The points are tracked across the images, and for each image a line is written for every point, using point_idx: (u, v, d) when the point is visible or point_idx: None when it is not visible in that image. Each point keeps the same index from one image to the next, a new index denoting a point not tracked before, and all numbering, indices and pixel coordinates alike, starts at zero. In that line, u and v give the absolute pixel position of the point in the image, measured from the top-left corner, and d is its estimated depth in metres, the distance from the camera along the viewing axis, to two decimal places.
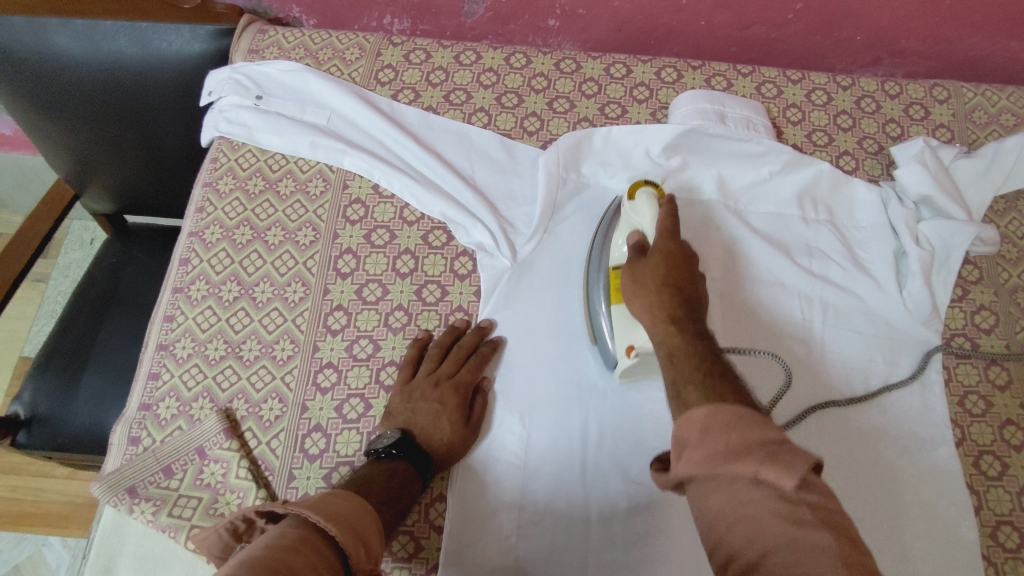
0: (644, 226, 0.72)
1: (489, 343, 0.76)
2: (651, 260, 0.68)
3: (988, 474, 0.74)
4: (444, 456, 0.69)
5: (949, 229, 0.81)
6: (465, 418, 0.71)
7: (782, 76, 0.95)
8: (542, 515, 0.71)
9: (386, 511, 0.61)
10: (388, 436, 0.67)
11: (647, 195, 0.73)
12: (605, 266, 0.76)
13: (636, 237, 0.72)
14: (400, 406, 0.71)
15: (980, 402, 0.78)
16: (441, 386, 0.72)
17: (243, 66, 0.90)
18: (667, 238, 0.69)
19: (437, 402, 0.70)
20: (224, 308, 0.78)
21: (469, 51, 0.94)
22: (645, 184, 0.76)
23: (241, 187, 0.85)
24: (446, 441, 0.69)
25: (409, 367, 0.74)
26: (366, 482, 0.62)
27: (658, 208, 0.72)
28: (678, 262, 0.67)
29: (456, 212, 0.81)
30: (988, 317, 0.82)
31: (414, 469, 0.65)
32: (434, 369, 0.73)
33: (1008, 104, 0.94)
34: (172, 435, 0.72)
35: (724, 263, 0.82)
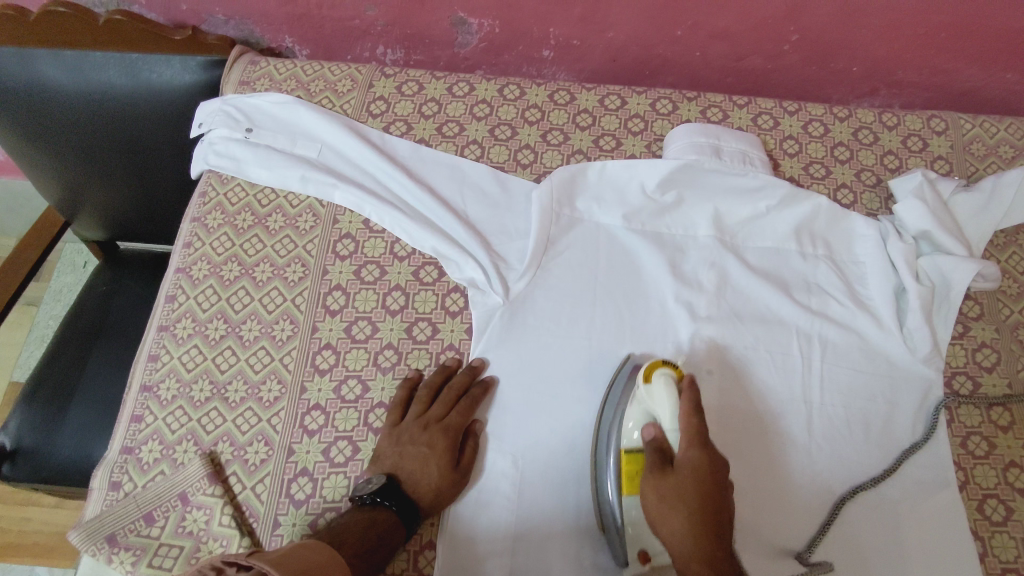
0: (665, 420, 0.66)
1: (480, 383, 0.74)
2: (677, 477, 0.62)
3: (993, 519, 0.72)
4: (432, 502, 0.67)
5: (949, 264, 0.80)
6: (455, 463, 0.69)
7: (778, 108, 0.94)
8: (533, 563, 0.69)
9: (364, 563, 0.60)
10: (373, 483, 0.66)
11: (664, 380, 0.67)
12: (615, 446, 0.69)
13: (653, 432, 0.66)
14: (388, 450, 0.69)
15: (983, 444, 0.76)
16: (430, 429, 0.70)
17: (233, 98, 0.89)
18: (692, 448, 0.63)
19: (425, 446, 0.69)
20: (210, 347, 0.76)
21: (462, 83, 0.94)
22: (661, 363, 0.69)
23: (229, 222, 0.84)
24: (434, 487, 0.67)
25: (398, 409, 0.72)
26: (342, 532, 0.61)
27: (681, 402, 0.65)
28: (706, 476, 0.61)
29: (448, 248, 0.80)
30: (990, 354, 0.80)
31: (397, 517, 0.64)
32: (423, 411, 0.72)
33: (1006, 136, 0.93)
34: (154, 480, 0.70)
35: (722, 404, 0.76)
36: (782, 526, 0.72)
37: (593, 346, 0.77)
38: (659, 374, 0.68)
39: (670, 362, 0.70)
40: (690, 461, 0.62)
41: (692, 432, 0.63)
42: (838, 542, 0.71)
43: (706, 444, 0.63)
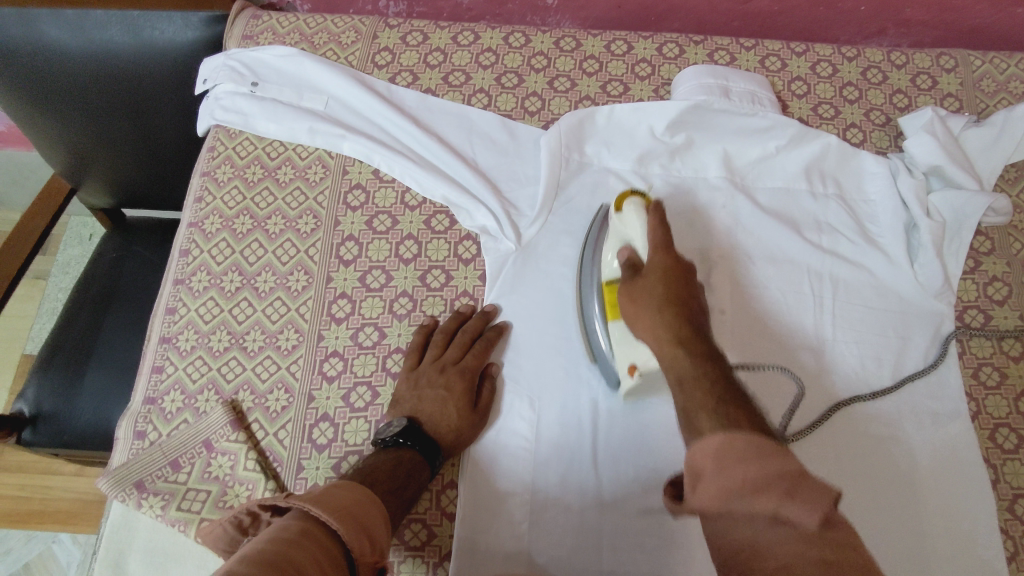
0: (637, 240, 0.68)
1: (494, 328, 0.74)
2: (646, 279, 0.64)
3: (1004, 447, 0.74)
4: (452, 442, 0.68)
5: (959, 199, 0.80)
6: (473, 404, 0.70)
7: (786, 49, 0.93)
8: (553, 503, 0.70)
9: (395, 499, 0.60)
10: (394, 425, 0.66)
11: (634, 207, 0.70)
12: (599, 278, 0.73)
13: (628, 254, 0.68)
14: (407, 394, 0.70)
15: (995, 374, 0.77)
16: (447, 372, 0.71)
17: (237, 52, 0.88)
18: (659, 252, 0.65)
19: (444, 388, 0.70)
20: (227, 299, 0.77)
21: (466, 32, 0.92)
22: (633, 194, 0.72)
23: (239, 176, 0.84)
24: (454, 428, 0.68)
25: (415, 353, 0.73)
26: (372, 471, 0.61)
27: (648, 219, 0.68)
28: (674, 278, 0.63)
29: (458, 195, 0.80)
30: (1001, 288, 0.81)
31: (421, 456, 0.65)
32: (440, 355, 0.73)
33: (1016, 71, 0.92)
34: (178, 429, 0.71)
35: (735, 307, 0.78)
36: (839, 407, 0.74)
37: None
38: (630, 203, 0.71)
39: (640, 193, 0.72)
40: (654, 262, 0.65)
41: (658, 241, 0.66)
42: (849, 467, 0.72)
43: (674, 253, 0.65)
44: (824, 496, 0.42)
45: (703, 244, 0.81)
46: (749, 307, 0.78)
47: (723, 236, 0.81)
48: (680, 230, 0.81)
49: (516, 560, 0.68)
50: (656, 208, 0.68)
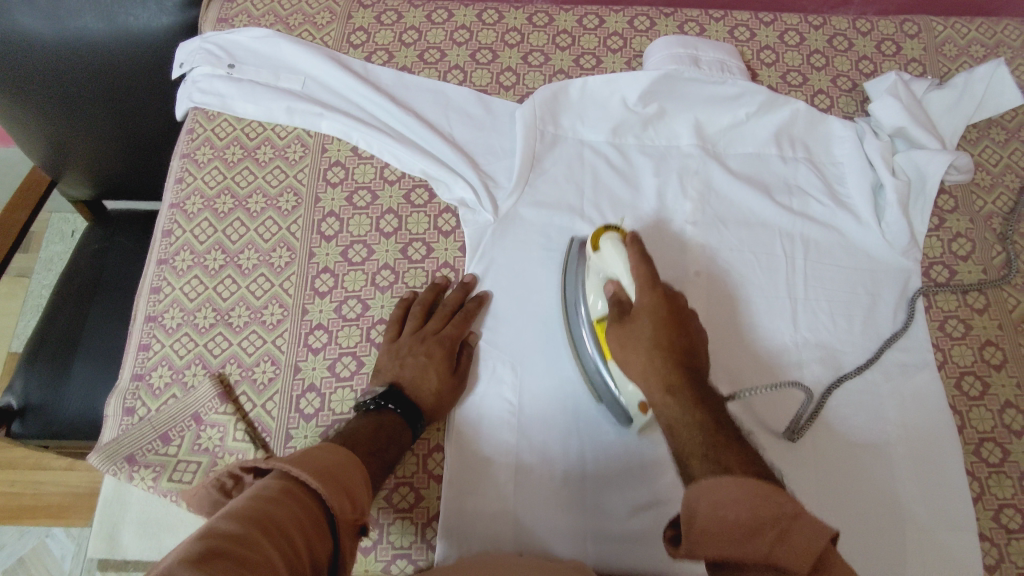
0: (622, 275, 0.66)
1: (474, 299, 0.76)
2: (635, 323, 0.62)
3: (970, 394, 0.76)
4: (434, 406, 0.70)
5: (923, 158, 0.82)
6: (452, 369, 0.72)
7: (754, 19, 0.95)
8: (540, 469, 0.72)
9: (379, 460, 0.60)
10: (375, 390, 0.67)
11: (610, 243, 0.68)
12: (587, 319, 0.71)
13: (615, 288, 0.67)
14: (388, 363, 0.71)
15: (960, 326, 0.79)
16: (427, 341, 0.72)
17: (213, 36, 0.89)
18: (647, 290, 0.63)
19: (423, 356, 0.71)
20: (211, 277, 0.78)
21: (440, 10, 0.94)
22: (605, 229, 0.71)
23: (219, 156, 0.84)
24: (435, 391, 0.70)
25: (395, 325, 0.74)
26: (353, 433, 0.61)
27: (628, 253, 0.66)
28: (660, 317, 0.62)
29: (436, 168, 0.81)
30: (965, 243, 0.83)
31: (403, 418, 0.66)
32: (419, 326, 0.74)
33: (977, 36, 0.95)
34: (167, 403, 0.72)
35: (710, 305, 0.79)
36: (823, 488, 0.72)
37: None
38: (607, 239, 0.69)
39: (614, 228, 0.72)
40: (644, 304, 0.63)
41: (642, 278, 0.64)
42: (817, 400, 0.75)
43: (660, 286, 0.63)
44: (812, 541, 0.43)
45: (693, 295, 0.79)
46: (721, 294, 0.79)
47: (696, 202, 0.83)
48: (660, 256, 0.81)
49: (501, 519, 0.69)
50: (633, 240, 0.67)
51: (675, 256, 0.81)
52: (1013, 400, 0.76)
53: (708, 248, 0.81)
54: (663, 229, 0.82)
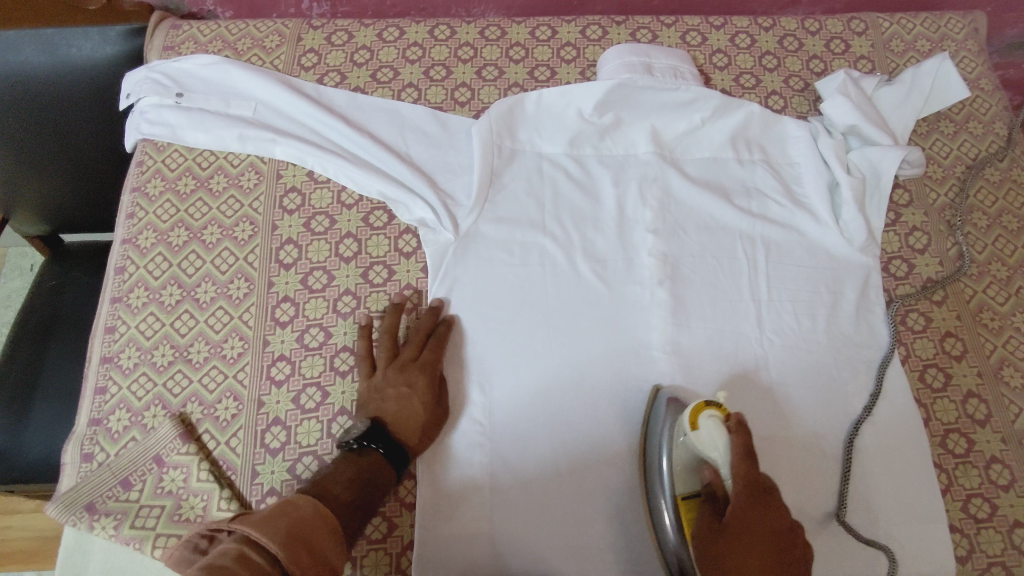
0: (722, 465, 0.62)
1: (444, 323, 0.75)
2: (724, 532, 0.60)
3: (934, 386, 0.77)
4: (420, 440, 0.69)
5: (877, 154, 0.84)
6: (436, 397, 0.71)
7: (705, 23, 0.96)
8: (535, 487, 0.71)
9: (358, 509, 0.60)
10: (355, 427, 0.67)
11: (713, 425, 0.63)
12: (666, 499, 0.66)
13: (712, 475, 0.62)
14: (369, 398, 0.70)
15: (920, 319, 0.81)
16: (407, 370, 0.71)
17: (160, 64, 0.87)
18: (749, 505, 0.60)
19: (405, 386, 0.70)
20: (167, 313, 0.76)
21: (391, 28, 0.93)
22: (706, 404, 0.65)
23: (171, 188, 0.82)
24: (420, 422, 0.69)
25: (368, 358, 0.72)
26: (331, 480, 0.61)
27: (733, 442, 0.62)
28: (756, 524, 0.59)
29: (394, 191, 0.80)
30: (921, 237, 0.85)
31: (385, 459, 0.65)
32: (395, 357, 0.73)
33: (922, 31, 0.97)
34: (127, 447, 0.70)
35: (795, 450, 0.74)
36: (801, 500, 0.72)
37: (547, 272, 0.80)
38: (708, 418, 0.64)
39: (714, 401, 0.66)
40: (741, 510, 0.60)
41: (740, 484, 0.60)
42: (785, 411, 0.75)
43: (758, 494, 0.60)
44: None
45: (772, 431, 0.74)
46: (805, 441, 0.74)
47: (657, 210, 0.83)
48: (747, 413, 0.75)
49: (477, 541, 0.69)
50: (741, 429, 0.62)
51: (766, 411, 0.75)
52: (975, 389, 0.77)
53: (671, 256, 0.81)
54: (625, 238, 0.82)
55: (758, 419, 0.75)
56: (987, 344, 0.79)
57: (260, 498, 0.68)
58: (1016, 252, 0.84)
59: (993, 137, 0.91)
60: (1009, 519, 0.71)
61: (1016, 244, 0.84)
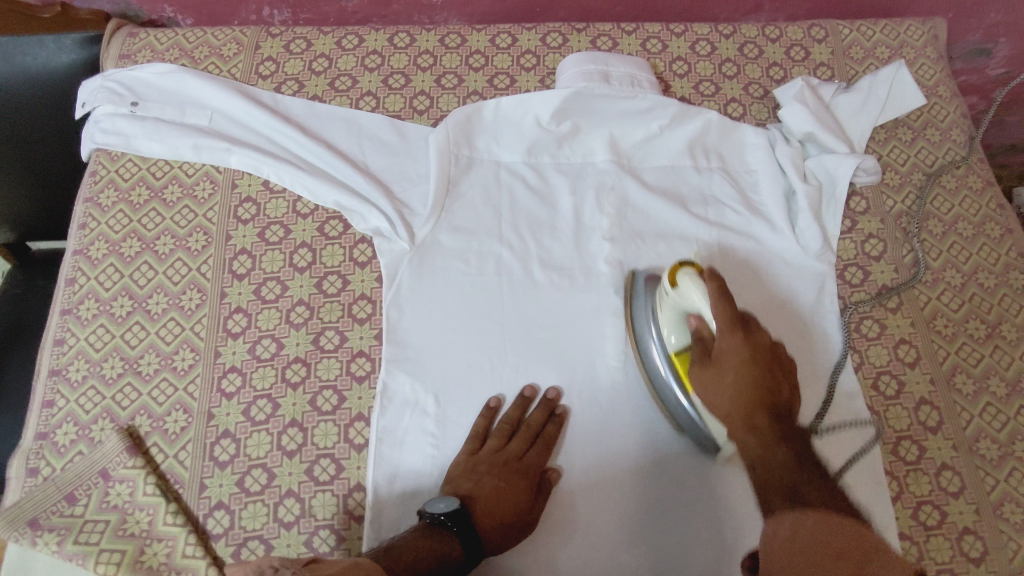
0: (704, 312, 0.66)
1: (553, 422, 0.73)
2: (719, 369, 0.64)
3: (886, 394, 0.78)
4: (501, 538, 0.66)
5: (833, 162, 0.84)
6: (529, 505, 0.68)
7: (665, 31, 0.96)
8: (558, 538, 0.70)
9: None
10: (446, 503, 0.64)
11: (690, 279, 0.67)
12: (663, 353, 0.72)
13: (697, 322, 0.67)
14: (462, 477, 0.68)
15: (875, 326, 0.81)
16: (509, 467, 0.69)
17: (115, 73, 0.86)
18: (732, 334, 0.63)
19: (503, 481, 0.68)
20: (117, 325, 0.75)
21: (350, 35, 0.92)
22: (681, 263, 0.69)
23: (124, 198, 0.81)
24: (502, 523, 0.66)
25: (475, 439, 0.71)
26: (400, 550, 0.58)
27: (708, 289, 0.65)
28: (745, 360, 0.63)
29: (350, 201, 0.80)
30: (876, 244, 0.85)
31: (458, 539, 0.61)
32: (501, 447, 0.71)
33: (882, 38, 0.97)
34: (73, 461, 0.69)
35: (776, 313, 0.80)
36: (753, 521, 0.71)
37: (503, 282, 0.80)
38: (685, 275, 0.67)
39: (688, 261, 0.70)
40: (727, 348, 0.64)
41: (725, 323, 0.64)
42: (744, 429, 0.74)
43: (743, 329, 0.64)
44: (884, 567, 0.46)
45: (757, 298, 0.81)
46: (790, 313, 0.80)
47: (614, 218, 0.83)
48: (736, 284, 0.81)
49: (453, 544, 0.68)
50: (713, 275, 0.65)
51: (751, 282, 0.81)
52: (927, 396, 0.78)
53: (628, 264, 0.81)
54: (582, 247, 0.82)
55: (742, 285, 0.81)
56: (940, 350, 0.80)
57: (207, 512, 0.67)
58: (969, 259, 0.85)
59: (949, 144, 0.91)
60: (958, 526, 0.72)
61: (970, 250, 0.85)
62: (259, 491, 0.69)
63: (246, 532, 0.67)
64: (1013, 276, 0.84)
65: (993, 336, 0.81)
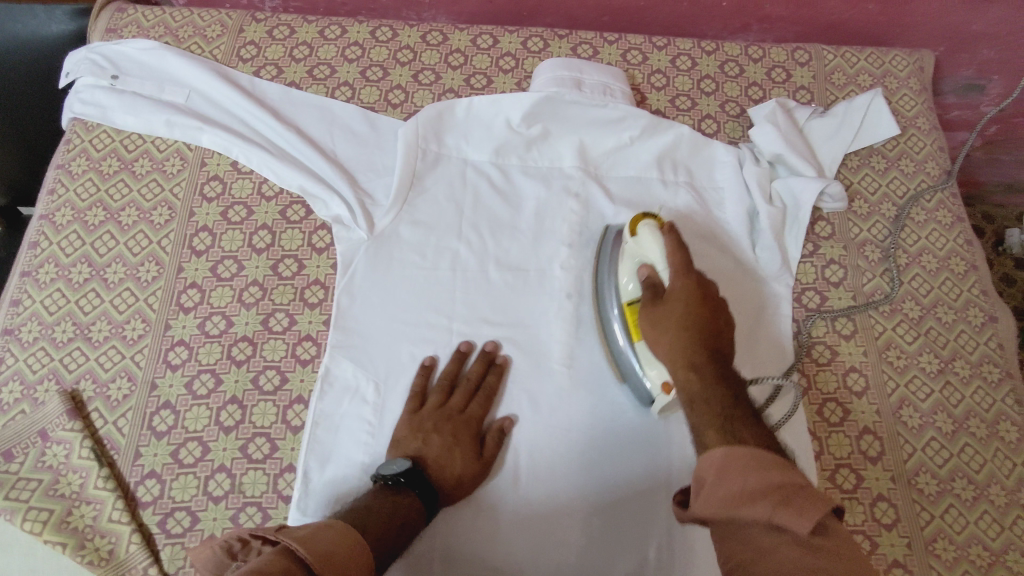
0: (659, 261, 0.69)
1: (494, 371, 0.75)
2: (667, 304, 0.65)
3: (830, 421, 0.78)
4: (452, 490, 0.68)
5: (799, 185, 0.84)
6: (477, 453, 0.70)
7: (647, 43, 0.96)
8: (501, 530, 0.70)
9: (385, 550, 0.57)
10: (399, 462, 0.65)
11: (649, 230, 0.72)
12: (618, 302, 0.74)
13: (648, 271, 0.69)
14: (407, 435, 0.69)
15: (826, 352, 0.81)
16: (454, 421, 0.71)
17: (100, 46, 0.88)
18: (683, 276, 0.66)
19: (450, 435, 0.70)
20: (73, 291, 0.77)
21: (334, 26, 0.94)
22: (644, 217, 0.74)
23: (94, 167, 0.83)
24: (456, 474, 0.68)
25: (416, 397, 0.72)
26: (366, 518, 0.58)
27: (665, 240, 0.69)
28: (693, 298, 0.64)
29: (314, 186, 0.81)
30: (837, 270, 0.85)
31: (419, 502, 0.63)
32: (444, 402, 0.72)
33: (865, 66, 0.97)
34: (14, 419, 0.71)
35: (731, 278, 0.82)
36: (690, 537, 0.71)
37: (458, 278, 0.80)
38: (645, 228, 0.73)
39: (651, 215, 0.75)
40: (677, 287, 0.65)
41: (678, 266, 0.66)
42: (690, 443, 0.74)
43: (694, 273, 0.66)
44: (816, 506, 0.46)
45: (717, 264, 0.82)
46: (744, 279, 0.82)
47: (575, 224, 0.83)
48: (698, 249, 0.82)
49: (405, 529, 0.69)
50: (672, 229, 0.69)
51: (708, 249, 0.83)
52: (871, 426, 0.77)
53: (583, 271, 0.82)
54: (541, 251, 0.82)
55: (703, 253, 0.82)
56: (890, 382, 0.80)
57: (138, 479, 0.69)
58: (930, 292, 0.84)
59: (923, 176, 0.91)
60: (887, 558, 0.72)
61: (931, 284, 0.85)
62: (191, 463, 0.70)
63: (174, 502, 0.68)
64: (972, 313, 0.84)
65: (945, 372, 0.80)
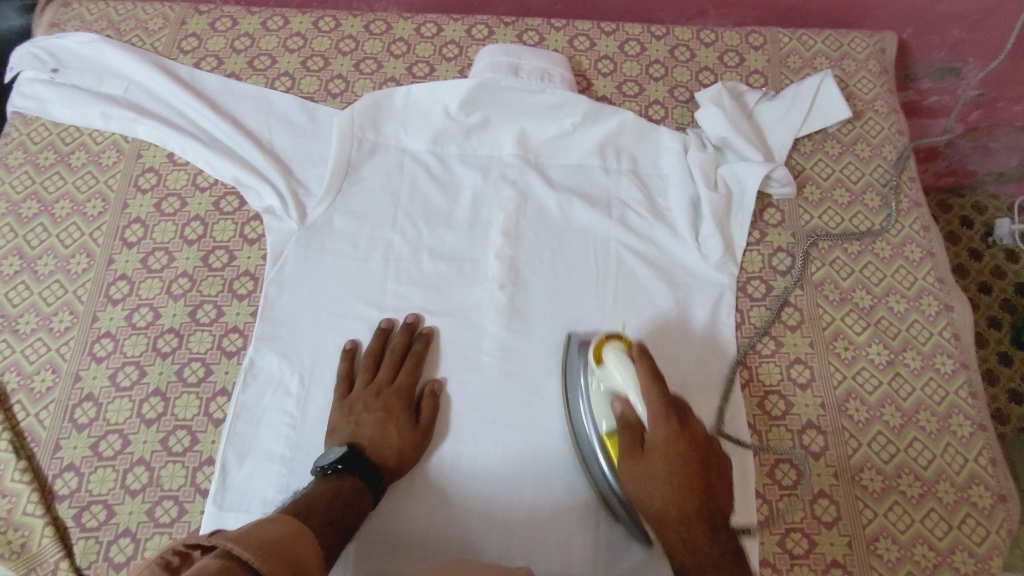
0: (632, 395, 0.63)
1: (419, 340, 0.74)
2: (649, 465, 0.60)
3: (771, 414, 0.74)
4: (395, 465, 0.66)
5: (743, 169, 0.81)
6: (413, 423, 0.69)
7: (596, 29, 0.94)
8: (449, 519, 0.68)
9: (331, 531, 0.55)
10: (334, 450, 0.63)
11: (616, 358, 0.65)
12: (594, 434, 0.67)
13: (622, 406, 0.63)
14: (341, 421, 0.68)
15: (770, 343, 0.78)
16: (383, 395, 0.70)
17: (42, 40, 0.88)
18: (661, 424, 0.61)
19: (381, 410, 0.68)
20: (5, 282, 0.77)
21: (277, 17, 0.93)
22: (609, 339, 0.68)
23: (30, 161, 0.84)
24: (395, 448, 0.67)
25: (343, 381, 0.71)
26: (308, 503, 0.57)
27: (637, 371, 0.63)
28: (675, 457, 0.60)
29: (246, 176, 0.80)
30: (784, 259, 0.82)
31: (362, 483, 0.62)
32: (371, 379, 0.71)
33: (823, 49, 0.94)
34: None
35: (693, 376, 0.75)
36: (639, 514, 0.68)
37: (390, 267, 0.78)
38: (610, 352, 0.66)
39: (617, 336, 0.68)
40: (658, 439, 0.61)
41: (657, 408, 0.61)
42: None
43: (675, 418, 0.61)
44: None
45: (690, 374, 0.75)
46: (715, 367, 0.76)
47: (512, 213, 0.82)
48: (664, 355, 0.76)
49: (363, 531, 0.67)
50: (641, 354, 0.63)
51: (670, 351, 0.76)
52: (815, 420, 0.74)
53: (518, 260, 0.80)
54: (476, 239, 0.81)
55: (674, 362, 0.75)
56: (836, 374, 0.76)
57: (56, 471, 0.69)
58: (883, 280, 0.81)
59: (879, 161, 0.88)
60: (825, 558, 0.68)
61: (884, 272, 0.81)
62: (111, 456, 0.69)
63: (91, 495, 0.68)
64: (926, 302, 0.80)
65: (895, 363, 0.77)
